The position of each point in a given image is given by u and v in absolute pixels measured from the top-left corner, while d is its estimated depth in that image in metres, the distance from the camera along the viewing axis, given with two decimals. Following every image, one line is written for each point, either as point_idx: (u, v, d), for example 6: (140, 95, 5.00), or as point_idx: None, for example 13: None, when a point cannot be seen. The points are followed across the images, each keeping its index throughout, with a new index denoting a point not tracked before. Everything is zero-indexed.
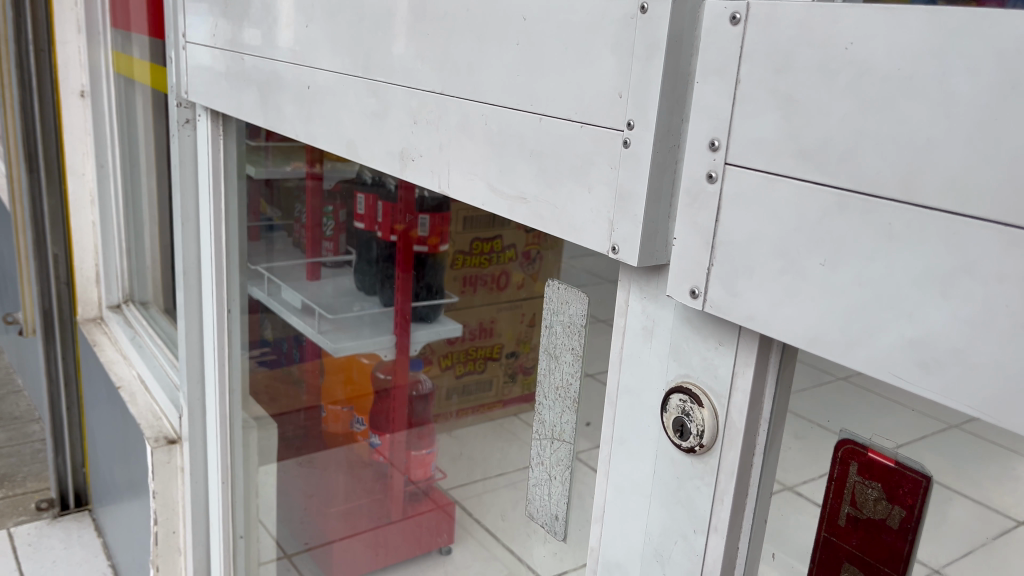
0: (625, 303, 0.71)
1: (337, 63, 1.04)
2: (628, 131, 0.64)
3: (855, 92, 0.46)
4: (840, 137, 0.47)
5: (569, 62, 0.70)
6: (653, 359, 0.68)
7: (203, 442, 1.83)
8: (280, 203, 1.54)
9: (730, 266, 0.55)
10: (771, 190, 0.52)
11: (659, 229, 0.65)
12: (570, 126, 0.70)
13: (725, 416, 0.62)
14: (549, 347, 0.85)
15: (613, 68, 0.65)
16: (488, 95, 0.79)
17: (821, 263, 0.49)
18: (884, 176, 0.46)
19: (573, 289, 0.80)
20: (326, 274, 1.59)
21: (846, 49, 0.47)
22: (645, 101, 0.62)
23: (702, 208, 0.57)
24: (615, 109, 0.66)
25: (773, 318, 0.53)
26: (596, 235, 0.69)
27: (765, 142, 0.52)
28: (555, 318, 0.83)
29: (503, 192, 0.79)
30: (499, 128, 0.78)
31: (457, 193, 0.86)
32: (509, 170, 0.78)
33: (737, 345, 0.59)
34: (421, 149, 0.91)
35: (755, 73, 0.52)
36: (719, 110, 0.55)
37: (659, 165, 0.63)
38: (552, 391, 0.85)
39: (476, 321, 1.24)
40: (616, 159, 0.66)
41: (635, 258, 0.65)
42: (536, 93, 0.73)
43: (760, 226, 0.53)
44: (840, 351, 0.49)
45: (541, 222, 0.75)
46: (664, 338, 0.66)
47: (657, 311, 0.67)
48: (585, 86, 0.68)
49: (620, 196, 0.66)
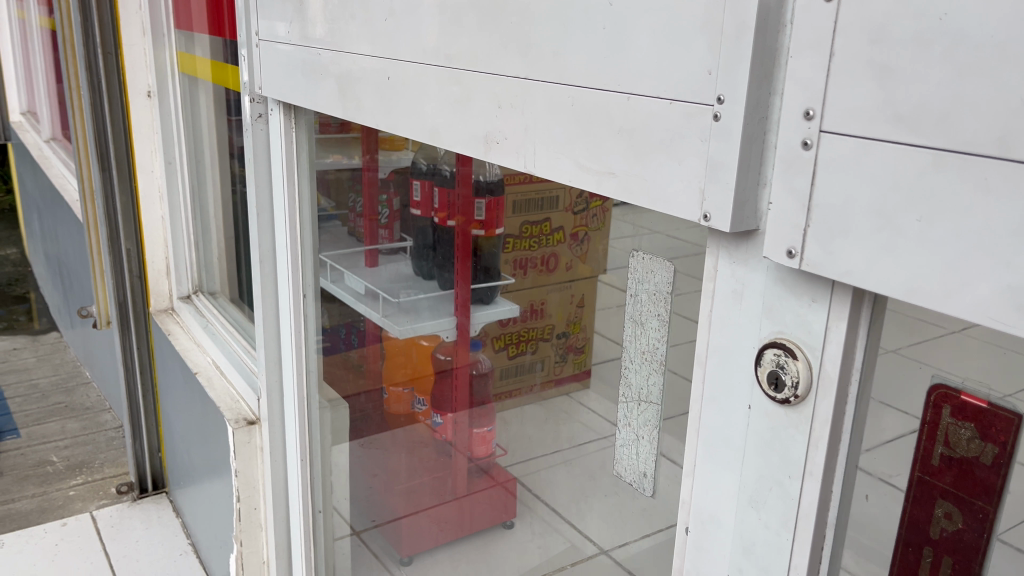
0: (714, 267, 0.76)
1: (417, 54, 1.09)
2: (719, 106, 0.69)
3: (949, 58, 0.50)
4: (936, 100, 0.52)
5: (656, 44, 0.74)
6: (744, 318, 0.73)
7: (281, 423, 1.89)
8: (333, 193, 1.61)
9: (827, 226, 0.59)
10: (865, 153, 0.56)
11: (749, 198, 0.70)
12: (660, 104, 0.75)
13: (819, 366, 0.66)
14: (634, 314, 0.90)
15: (701, 48, 0.70)
16: (573, 79, 0.84)
17: (918, 219, 0.54)
18: (979, 134, 0.50)
19: (659, 259, 0.85)
20: (382, 262, 1.62)
21: (940, 19, 0.51)
22: (736, 76, 0.67)
23: (798, 174, 0.61)
24: (704, 86, 0.70)
25: (870, 273, 0.57)
26: (687, 203, 0.74)
27: (859, 109, 0.56)
28: (640, 287, 0.88)
29: (591, 168, 0.84)
30: (586, 107, 0.83)
31: (544, 171, 0.91)
32: (597, 147, 0.83)
33: (830, 301, 0.63)
34: (506, 132, 0.95)
35: (849, 46, 0.56)
36: (813, 81, 0.59)
37: (749, 136, 0.68)
38: (638, 355, 0.90)
39: (529, 301, 1.24)
40: (707, 133, 0.71)
41: (726, 225, 0.69)
42: (624, 73, 0.78)
43: (855, 187, 0.57)
44: (940, 299, 0.54)
45: (630, 195, 0.80)
46: (755, 297, 0.71)
47: (748, 273, 0.72)
48: (675, 65, 0.73)
49: (711, 166, 0.70)
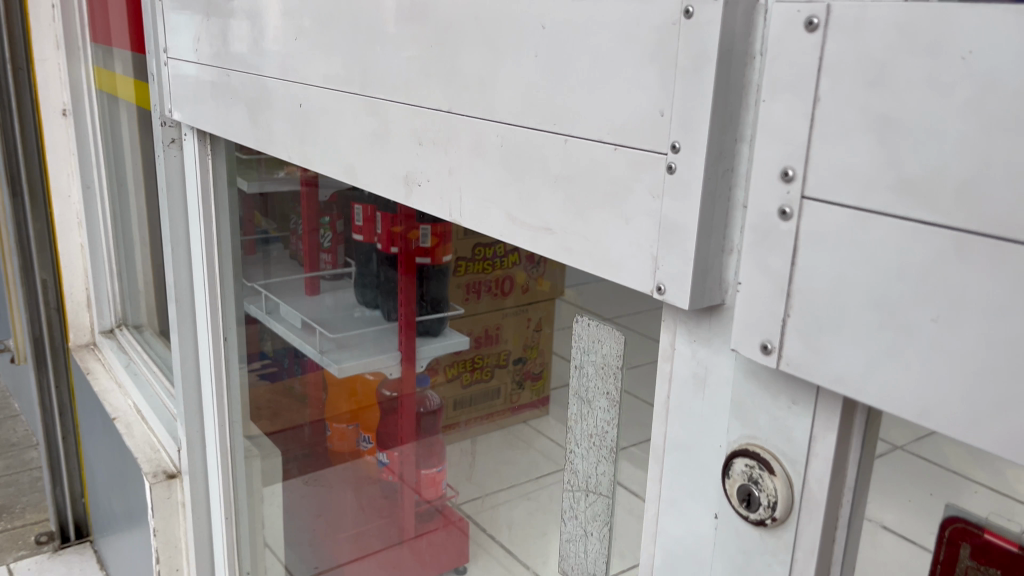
0: (670, 345, 0.63)
1: (330, 78, 0.95)
2: (673, 156, 0.56)
3: (976, 111, 0.38)
4: (957, 166, 0.39)
5: (595, 76, 0.61)
6: (709, 413, 0.59)
7: (203, 476, 1.71)
8: (269, 211, 1.43)
9: (812, 319, 0.46)
10: (862, 229, 0.43)
11: (712, 268, 0.56)
12: (602, 149, 0.61)
13: (802, 485, 0.53)
14: (579, 390, 0.76)
15: (650, 83, 0.57)
16: (501, 114, 0.70)
17: (934, 319, 0.41)
18: (1017, 214, 0.37)
19: (606, 326, 0.71)
20: (325, 289, 1.51)
21: (962, 59, 0.38)
22: (694, 120, 0.54)
23: (774, 248, 0.48)
24: (654, 130, 0.57)
25: (869, 383, 0.44)
26: (637, 271, 0.60)
27: (853, 172, 0.43)
28: (586, 358, 0.74)
29: (524, 221, 0.70)
30: (518, 148, 0.69)
31: (471, 221, 0.77)
32: (531, 196, 0.69)
33: (815, 406, 0.50)
34: (428, 173, 0.81)
35: (840, 88, 0.43)
36: (790, 132, 0.46)
37: (711, 193, 0.54)
38: (585, 438, 0.76)
39: (481, 327, 1.11)
40: (659, 187, 0.57)
41: (685, 301, 0.56)
42: (560, 110, 0.65)
43: (848, 272, 0.44)
44: (962, 426, 0.41)
45: (570, 256, 0.66)
46: (722, 389, 0.58)
47: (712, 357, 0.58)
48: (619, 103, 0.59)
49: (664, 229, 0.57)
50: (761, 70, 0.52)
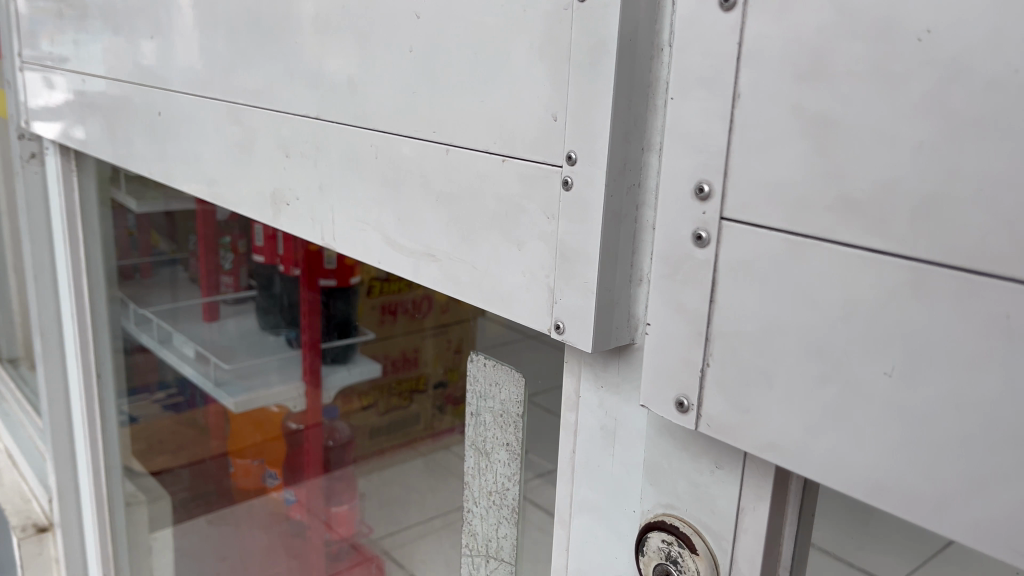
0: (576, 392, 0.53)
1: (190, 82, 0.83)
2: (569, 167, 0.46)
3: (938, 106, 0.29)
4: (914, 178, 0.30)
5: (478, 73, 0.51)
6: (621, 474, 0.50)
7: (78, 529, 1.54)
8: (175, 236, 1.33)
9: (738, 370, 0.37)
10: (797, 260, 0.34)
11: (618, 302, 0.47)
12: (488, 160, 0.51)
13: (729, 567, 0.43)
14: (476, 440, 0.65)
15: (541, 82, 0.47)
16: (376, 120, 0.60)
17: (887, 374, 0.32)
18: (993, 241, 0.29)
19: (503, 366, 0.60)
20: (224, 314, 1.46)
21: (920, 40, 0.29)
22: (592, 124, 0.44)
23: (687, 281, 0.38)
24: (547, 138, 0.47)
25: (809, 452, 0.35)
26: (532, 307, 0.50)
27: (782, 187, 0.34)
28: (483, 404, 0.64)
29: (404, 246, 0.60)
30: (394, 160, 0.59)
31: (345, 247, 0.66)
32: (410, 217, 0.58)
33: (743, 472, 0.41)
34: (298, 190, 0.70)
35: (765, 83, 0.34)
36: (705, 138, 0.37)
37: (616, 213, 0.45)
38: (484, 496, 0.66)
39: (398, 349, 1.03)
40: (553, 206, 0.48)
41: (587, 344, 0.46)
42: (439, 115, 0.54)
43: (780, 312, 0.35)
44: (925, 510, 0.32)
45: (456, 288, 0.56)
46: (633, 446, 0.49)
47: (622, 408, 0.49)
48: (507, 106, 0.50)
49: (561, 256, 0.47)
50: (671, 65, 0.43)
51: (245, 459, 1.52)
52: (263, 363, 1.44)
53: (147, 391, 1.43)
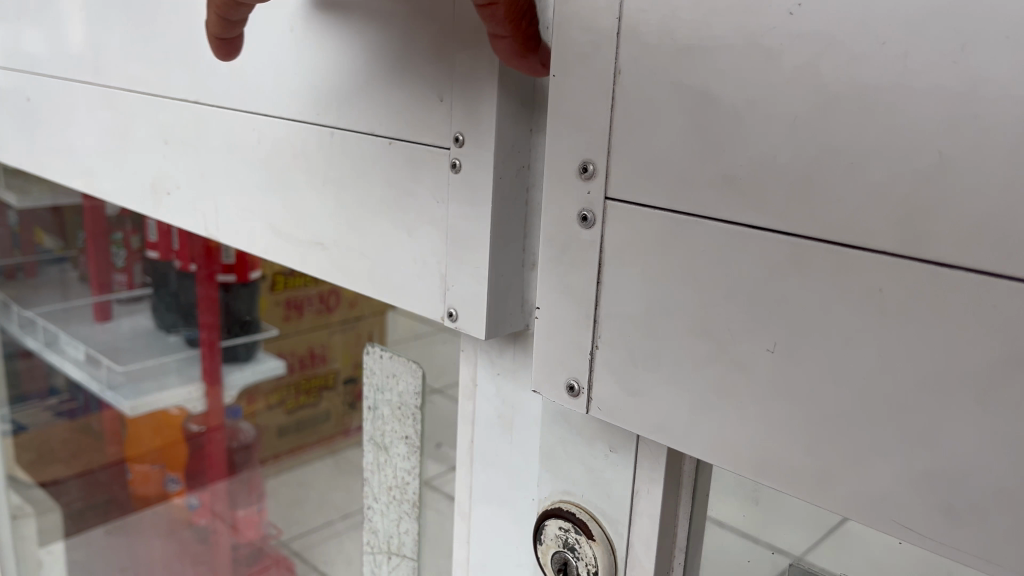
0: (472, 380, 0.52)
1: (59, 64, 0.77)
2: (456, 149, 0.45)
3: (811, 81, 0.29)
4: (790, 153, 0.30)
5: (360, 51, 0.49)
6: (518, 461, 0.50)
7: None
8: (64, 233, 1.29)
9: (628, 352, 0.37)
10: (681, 239, 0.34)
11: (512, 286, 0.47)
12: (375, 143, 0.49)
13: (626, 551, 0.43)
14: (374, 435, 0.63)
15: (427, 59, 0.46)
16: (258, 101, 0.57)
17: (769, 350, 0.32)
18: (866, 215, 0.29)
19: (401, 357, 0.59)
20: (119, 313, 1.31)
21: (792, 14, 0.29)
22: (478, 104, 0.43)
23: (575, 262, 0.38)
24: (433, 117, 0.46)
25: (698, 432, 0.35)
26: (424, 295, 0.49)
27: (665, 165, 0.34)
28: (380, 397, 0.62)
29: (291, 234, 0.57)
30: (277, 144, 0.56)
31: (231, 238, 0.63)
32: (296, 204, 0.56)
33: (636, 454, 0.41)
34: (178, 178, 0.66)
35: (646, 58, 0.33)
36: (588, 117, 0.36)
37: (507, 196, 0.45)
38: (384, 492, 0.64)
39: (304, 344, 0.98)
40: (443, 190, 0.46)
41: (480, 331, 0.46)
42: (321, 96, 0.52)
43: (666, 292, 0.35)
44: (808, 484, 0.32)
45: (347, 278, 0.54)
46: (531, 431, 0.48)
47: (517, 395, 0.49)
48: (390, 85, 0.48)
49: (453, 240, 0.46)
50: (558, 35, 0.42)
51: (142, 464, 1.29)
52: (164, 362, 1.23)
53: (34, 399, 1.37)
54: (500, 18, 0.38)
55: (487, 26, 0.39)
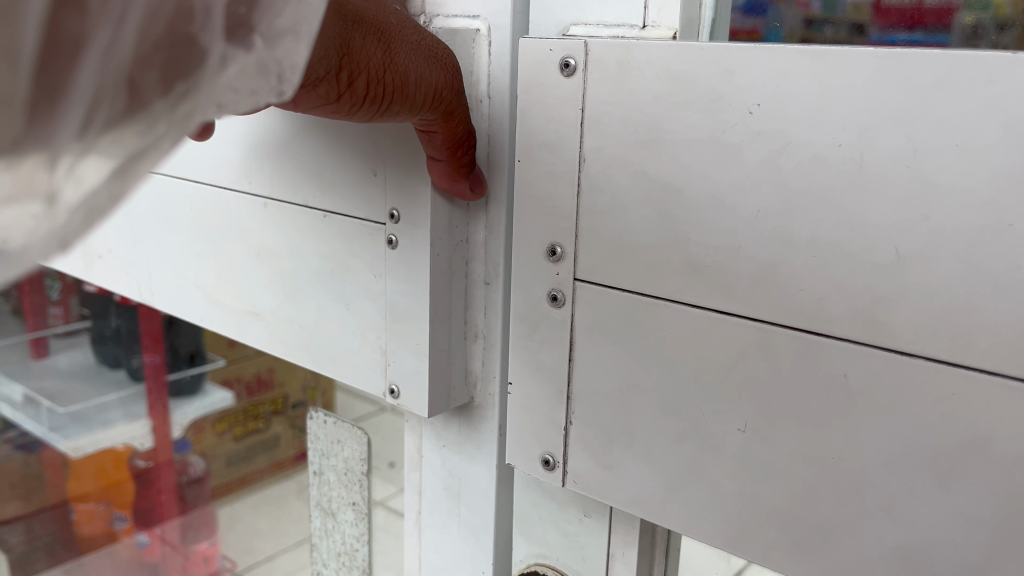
0: (418, 452, 0.54)
1: None
2: (392, 225, 0.45)
3: (772, 177, 0.30)
4: (755, 244, 0.31)
5: (289, 125, 0.49)
6: (468, 529, 0.52)
7: None
8: None
9: (600, 429, 0.37)
10: (651, 321, 0.35)
11: (454, 359, 0.48)
12: (308, 216, 0.49)
13: None
14: (321, 500, 0.64)
15: (358, 134, 0.46)
16: (190, 167, 0.56)
17: (741, 430, 0.33)
18: (830, 305, 0.30)
19: (348, 426, 0.60)
20: (57, 348, 1.22)
21: (751, 113, 0.30)
22: (413, 181, 0.44)
23: (546, 341, 0.38)
24: (367, 192, 0.46)
25: (674, 507, 0.36)
26: (362, 370, 0.49)
27: (632, 250, 0.35)
28: (326, 463, 0.63)
29: (224, 304, 0.57)
30: (207, 212, 0.56)
31: (163, 303, 0.62)
32: (228, 273, 0.56)
33: (609, 520, 0.42)
34: (109, 241, 0.65)
35: (608, 147, 0.34)
36: (554, 201, 0.37)
37: (444, 272, 0.46)
38: (332, 556, 0.65)
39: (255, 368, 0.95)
40: (380, 265, 0.46)
41: (423, 409, 0.47)
42: (249, 167, 0.52)
43: (638, 372, 0.36)
44: (784, 559, 0.33)
45: (284, 347, 0.53)
46: (478, 503, 0.50)
47: (466, 467, 0.51)
48: (318, 160, 0.48)
49: (392, 317, 0.46)
50: (489, 119, 0.44)
51: (86, 503, 1.15)
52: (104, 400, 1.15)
53: None
54: (439, 144, 0.41)
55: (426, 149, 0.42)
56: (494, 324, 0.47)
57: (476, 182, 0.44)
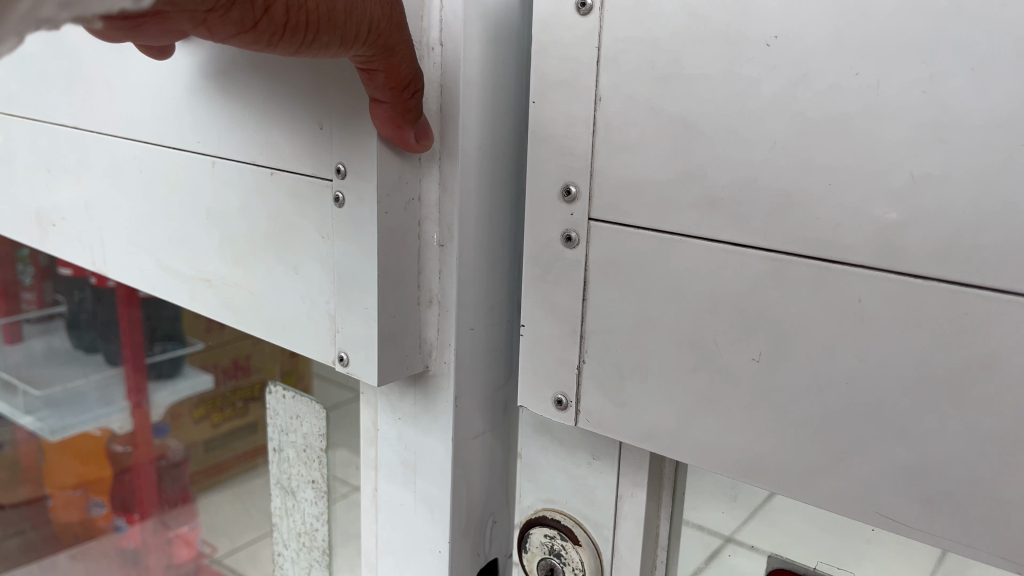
0: (372, 425, 0.56)
1: None
2: (339, 180, 0.45)
3: (787, 108, 0.31)
4: (772, 175, 0.32)
5: (235, 83, 0.49)
6: (424, 504, 0.53)
7: None
8: None
9: (613, 366, 0.38)
10: (665, 256, 0.35)
11: (409, 323, 0.48)
12: (257, 173, 0.49)
13: (610, 554, 0.45)
14: (283, 478, 0.69)
15: (306, 89, 0.46)
16: (142, 131, 0.56)
17: (755, 360, 0.34)
18: (845, 232, 0.31)
19: (302, 402, 0.64)
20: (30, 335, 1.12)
21: (768, 45, 0.31)
22: (359, 133, 0.43)
23: (559, 281, 0.39)
24: (316, 149, 0.46)
25: (688, 439, 0.37)
26: (314, 333, 0.49)
27: (647, 187, 0.35)
28: (285, 439, 0.67)
29: (177, 272, 0.57)
30: (157, 177, 0.56)
31: (117, 273, 0.62)
32: (180, 241, 0.56)
33: (618, 462, 0.43)
34: (64, 209, 0.65)
35: (624, 85, 0.35)
36: (569, 141, 0.38)
37: (393, 234, 0.45)
38: (294, 534, 0.70)
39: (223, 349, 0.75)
40: (325, 225, 0.46)
41: (372, 377, 0.46)
42: (198, 128, 0.52)
43: (652, 309, 0.36)
44: (796, 485, 0.34)
45: (234, 315, 0.54)
46: (432, 478, 0.52)
47: (421, 441, 0.52)
48: (262, 121, 0.48)
49: (339, 283, 0.46)
50: (441, 67, 0.44)
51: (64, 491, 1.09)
52: (75, 385, 1.07)
53: None
54: (382, 83, 0.40)
55: (369, 90, 0.41)
56: (448, 289, 0.47)
57: (421, 133, 0.43)
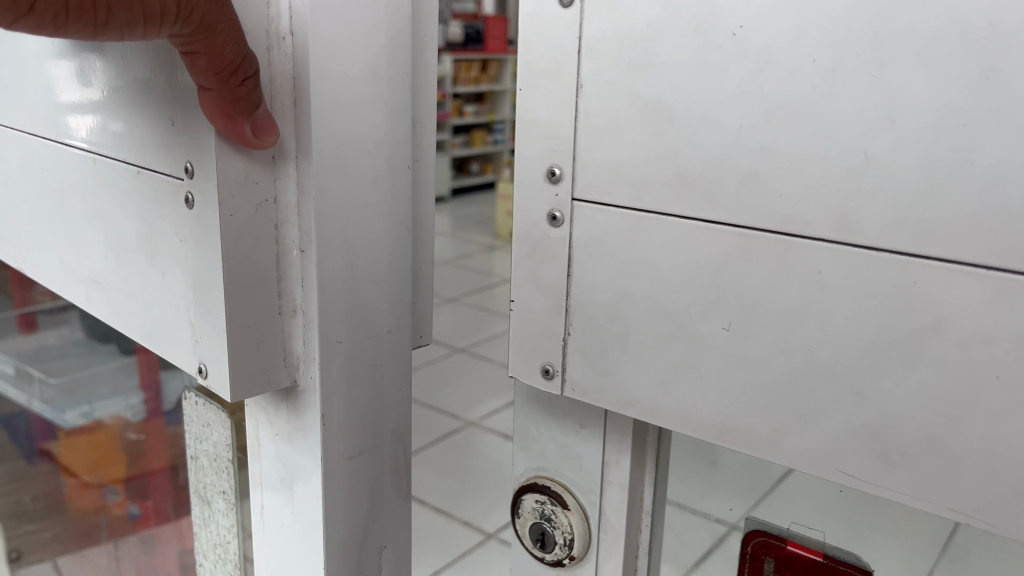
0: (259, 435, 0.55)
1: None
2: (189, 181, 0.44)
3: (752, 92, 0.33)
4: (738, 155, 0.34)
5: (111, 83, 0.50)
6: (303, 519, 0.51)
7: None
8: None
9: (595, 337, 0.41)
10: (643, 232, 0.38)
11: (271, 333, 0.47)
12: (128, 173, 0.50)
13: (598, 516, 0.48)
14: (200, 485, 0.70)
15: (159, 85, 0.45)
16: (58, 130, 0.57)
17: (725, 328, 0.36)
18: (806, 207, 0.33)
19: (210, 413, 0.64)
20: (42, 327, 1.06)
21: (734, 34, 0.33)
22: (199, 135, 0.42)
23: (545, 258, 0.42)
24: (169, 148, 0.45)
25: (665, 404, 0.39)
26: (176, 339, 0.48)
27: (626, 167, 0.38)
28: (200, 446, 0.68)
29: (79, 272, 0.59)
30: (59, 176, 0.58)
31: (37, 269, 0.65)
32: (80, 239, 0.58)
33: (604, 428, 0.46)
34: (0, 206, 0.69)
35: (604, 71, 0.38)
36: (554, 126, 0.40)
37: (246, 241, 0.44)
38: (211, 540, 0.71)
39: None
40: (183, 232, 0.45)
41: (225, 391, 0.46)
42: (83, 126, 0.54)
43: (631, 282, 0.39)
44: (764, 444, 0.37)
45: (122, 316, 0.55)
46: (303, 490, 0.51)
47: (294, 458, 0.51)
48: (130, 123, 0.48)
49: (198, 297, 0.45)
50: (293, 58, 0.43)
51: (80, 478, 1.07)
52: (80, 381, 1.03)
53: None
54: (203, 67, 0.39)
55: (195, 76, 0.40)
56: (309, 299, 0.46)
57: (260, 127, 0.41)
